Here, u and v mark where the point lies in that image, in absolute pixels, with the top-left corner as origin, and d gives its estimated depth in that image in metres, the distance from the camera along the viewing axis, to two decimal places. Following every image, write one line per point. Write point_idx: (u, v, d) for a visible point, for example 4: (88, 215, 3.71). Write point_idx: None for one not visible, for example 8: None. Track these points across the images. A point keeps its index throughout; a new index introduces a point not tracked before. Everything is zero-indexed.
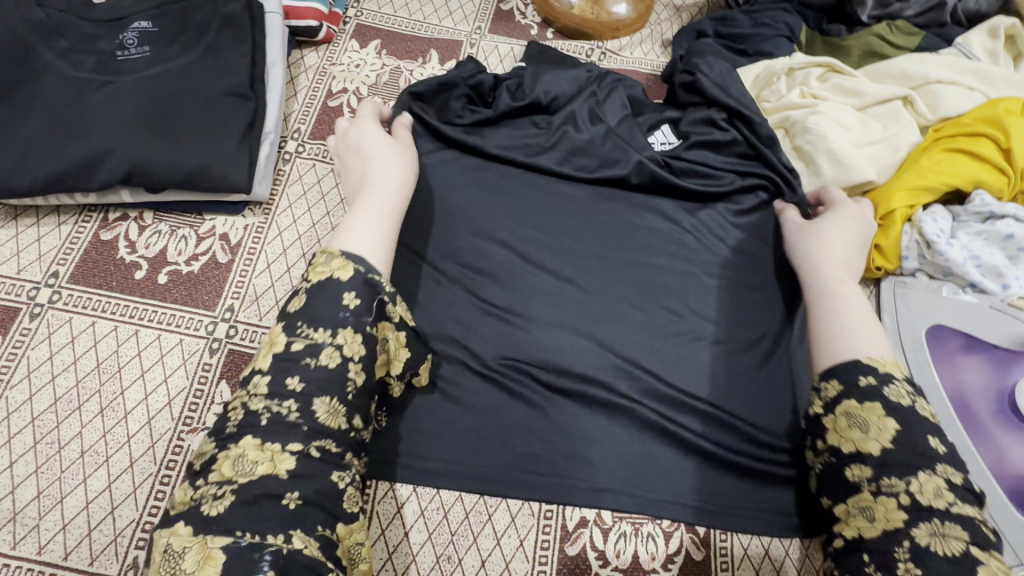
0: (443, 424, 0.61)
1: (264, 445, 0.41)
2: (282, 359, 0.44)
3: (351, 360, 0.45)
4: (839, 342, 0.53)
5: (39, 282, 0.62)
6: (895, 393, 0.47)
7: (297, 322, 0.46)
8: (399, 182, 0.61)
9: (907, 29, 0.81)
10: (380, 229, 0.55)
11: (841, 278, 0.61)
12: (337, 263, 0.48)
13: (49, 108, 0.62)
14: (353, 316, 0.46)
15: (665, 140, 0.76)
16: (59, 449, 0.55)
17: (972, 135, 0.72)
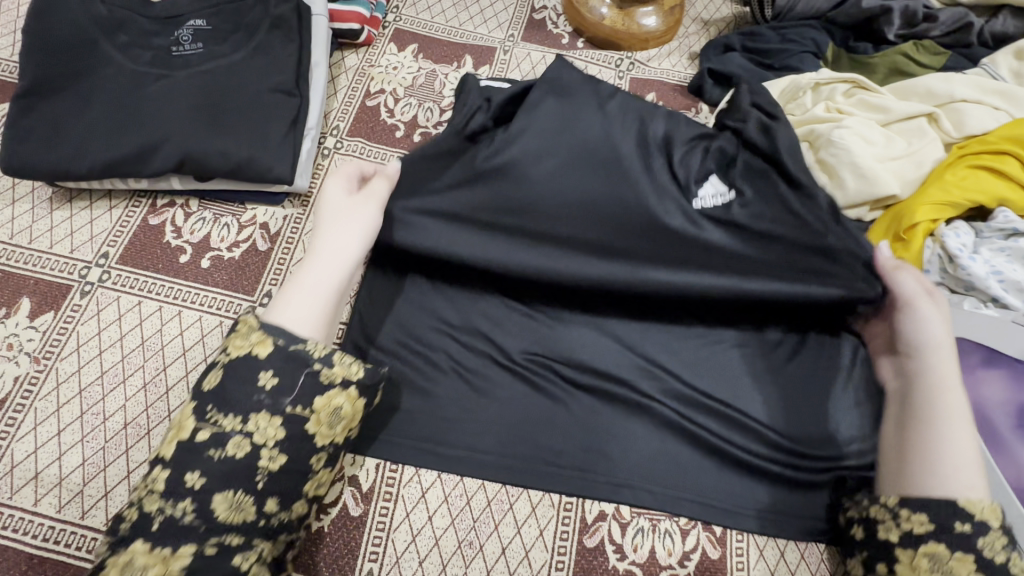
0: (469, 414, 0.62)
1: (152, 549, 0.43)
2: (186, 449, 0.45)
3: (263, 447, 0.46)
4: (937, 474, 0.49)
5: (90, 262, 0.65)
6: (989, 546, 0.46)
7: (208, 407, 0.46)
8: (348, 255, 0.56)
9: (934, 49, 0.82)
10: (314, 308, 0.52)
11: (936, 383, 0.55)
12: (256, 336, 0.48)
13: (108, 100, 0.66)
14: (269, 399, 0.46)
15: (715, 194, 0.65)
16: (103, 420, 0.58)
17: (997, 153, 0.73)
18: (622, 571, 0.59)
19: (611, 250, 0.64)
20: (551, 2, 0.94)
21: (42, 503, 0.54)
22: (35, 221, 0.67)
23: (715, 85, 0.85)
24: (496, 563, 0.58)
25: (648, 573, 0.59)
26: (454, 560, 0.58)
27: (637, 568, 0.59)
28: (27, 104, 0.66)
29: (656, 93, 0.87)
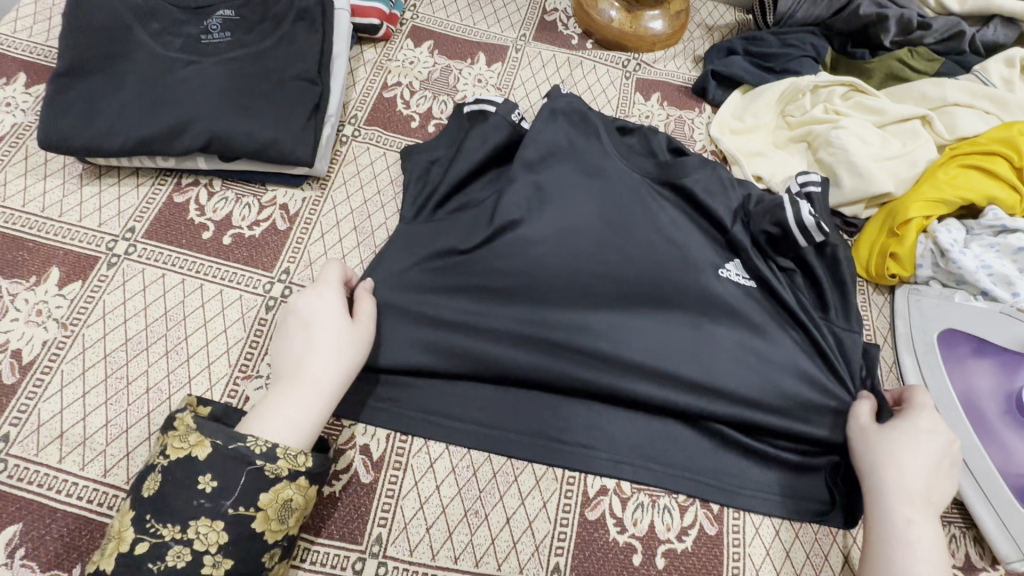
0: (477, 386, 0.64)
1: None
2: (125, 562, 0.47)
3: (208, 552, 0.48)
4: None
5: (117, 235, 0.68)
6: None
7: (147, 517, 0.48)
8: (333, 374, 0.56)
9: (926, 55, 0.86)
10: (279, 428, 0.52)
11: (911, 514, 0.56)
12: (194, 438, 0.50)
13: (140, 83, 0.69)
14: (209, 501, 0.48)
15: (739, 274, 0.71)
16: (127, 384, 0.60)
17: (987, 154, 0.76)
18: (622, 544, 0.61)
19: (581, 315, 0.66)
20: (561, 5, 0.97)
21: (66, 461, 0.56)
22: (66, 196, 0.70)
23: (718, 87, 0.89)
24: (500, 533, 0.60)
25: (647, 547, 0.61)
26: (460, 528, 0.60)
27: (636, 541, 0.61)
28: (63, 84, 0.69)
29: (662, 93, 0.91)
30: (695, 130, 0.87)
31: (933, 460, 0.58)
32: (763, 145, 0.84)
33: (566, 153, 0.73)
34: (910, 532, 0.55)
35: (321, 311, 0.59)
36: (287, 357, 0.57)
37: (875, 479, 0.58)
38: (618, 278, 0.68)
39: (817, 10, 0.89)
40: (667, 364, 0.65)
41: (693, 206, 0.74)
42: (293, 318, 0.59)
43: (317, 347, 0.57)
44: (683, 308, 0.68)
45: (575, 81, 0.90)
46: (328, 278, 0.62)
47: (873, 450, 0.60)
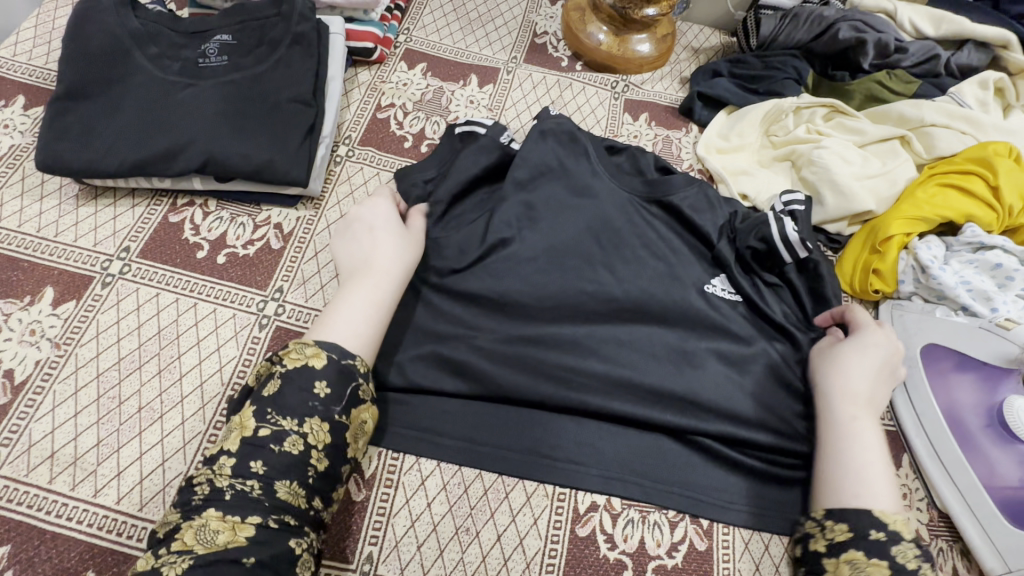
0: (468, 401, 0.65)
1: (225, 516, 0.46)
2: (249, 444, 0.49)
3: (316, 448, 0.50)
4: (855, 488, 0.55)
5: (112, 255, 0.69)
6: (901, 554, 0.50)
7: (268, 409, 0.50)
8: (399, 274, 0.63)
9: (904, 78, 0.88)
10: (366, 315, 0.59)
11: (855, 412, 0.60)
12: (311, 349, 0.53)
13: (138, 105, 0.71)
14: (321, 405, 0.51)
15: (727, 290, 0.73)
16: (119, 404, 0.60)
17: (964, 173, 0.78)
18: (613, 560, 0.61)
19: (570, 332, 0.68)
20: (551, 29, 1.00)
21: (57, 481, 0.56)
22: (62, 216, 0.71)
23: (703, 108, 0.92)
24: (491, 550, 0.60)
25: (637, 563, 0.61)
26: (451, 546, 0.60)
27: (627, 558, 0.62)
28: (61, 107, 0.70)
29: (649, 113, 0.93)
30: (682, 150, 0.90)
31: (880, 366, 0.63)
32: (748, 163, 0.86)
33: (555, 173, 0.75)
34: (853, 427, 0.59)
35: (380, 221, 0.67)
36: (352, 261, 0.64)
37: (824, 385, 0.63)
38: (607, 296, 0.69)
39: (798, 34, 0.91)
40: (655, 378, 0.66)
41: (681, 225, 0.76)
42: (358, 226, 0.67)
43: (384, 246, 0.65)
44: (670, 324, 0.70)
45: (564, 102, 0.92)
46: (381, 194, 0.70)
47: (825, 362, 0.65)
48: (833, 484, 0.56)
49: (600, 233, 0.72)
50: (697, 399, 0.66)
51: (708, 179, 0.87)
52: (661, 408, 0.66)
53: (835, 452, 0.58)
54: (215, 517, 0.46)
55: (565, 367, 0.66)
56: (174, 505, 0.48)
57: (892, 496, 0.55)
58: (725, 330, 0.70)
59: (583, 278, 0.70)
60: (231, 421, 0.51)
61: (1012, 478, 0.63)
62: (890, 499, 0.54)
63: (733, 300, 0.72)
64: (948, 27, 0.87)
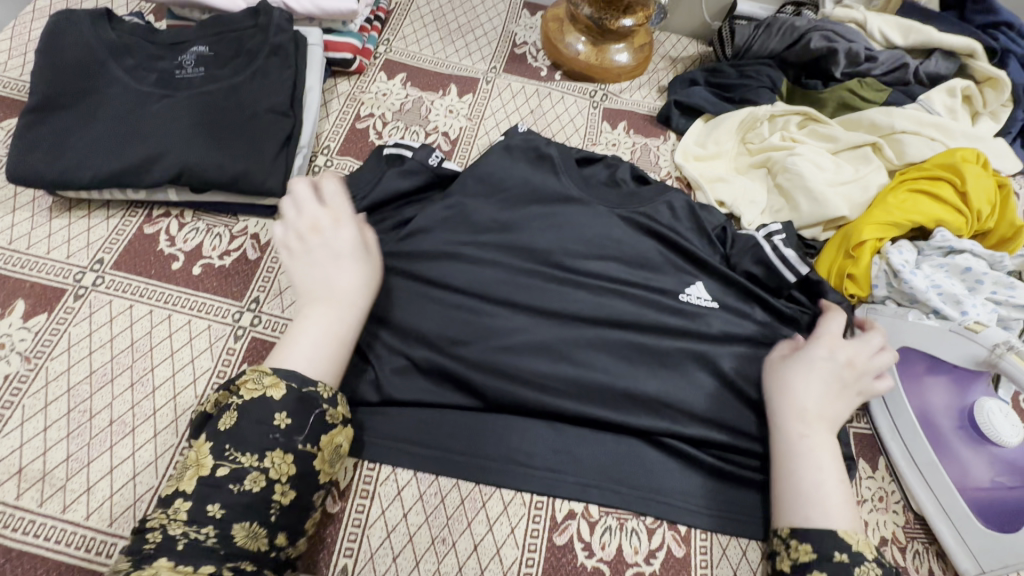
0: (445, 409, 0.65)
1: (177, 565, 0.43)
2: (206, 484, 0.47)
3: (278, 482, 0.49)
4: (812, 510, 0.56)
5: (85, 267, 0.68)
6: (863, 573, 0.51)
7: (225, 445, 0.49)
8: (362, 304, 0.61)
9: (875, 86, 0.89)
10: (325, 351, 0.56)
11: (804, 430, 0.60)
12: (268, 379, 0.51)
13: (111, 116, 0.71)
14: (284, 437, 0.50)
15: (699, 297, 0.74)
16: (89, 418, 0.60)
17: (933, 179, 0.80)
18: (590, 568, 0.61)
19: (546, 340, 0.68)
20: (530, 39, 1.02)
21: (24, 497, 0.55)
22: (35, 228, 0.70)
23: (681, 116, 0.93)
24: (468, 560, 0.60)
25: (615, 571, 0.61)
26: (427, 556, 0.60)
27: (604, 566, 0.61)
28: (32, 119, 0.70)
29: (628, 122, 0.94)
30: (660, 157, 0.91)
31: (829, 380, 0.63)
32: (725, 170, 0.88)
33: (531, 192, 0.78)
34: (802, 445, 0.59)
35: (343, 244, 0.63)
36: (308, 287, 0.61)
37: (773, 404, 0.63)
38: (583, 308, 0.71)
39: (771, 43, 0.93)
40: (631, 383, 0.67)
41: (657, 233, 0.77)
42: (317, 249, 0.62)
43: (345, 274, 0.62)
44: (645, 330, 0.71)
45: (543, 111, 0.93)
46: (344, 209, 0.66)
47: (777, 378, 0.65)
48: (788, 506, 0.57)
49: (575, 245, 0.75)
50: (673, 405, 0.66)
51: (686, 186, 0.89)
52: (638, 415, 0.66)
53: (790, 472, 0.58)
54: (166, 566, 0.43)
55: (541, 374, 0.66)
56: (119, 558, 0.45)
57: (849, 512, 0.56)
58: (700, 336, 0.71)
59: (558, 290, 0.72)
60: (185, 460, 0.49)
61: (983, 479, 0.64)
62: (843, 519, 0.55)
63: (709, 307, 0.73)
64: (915, 37, 0.88)
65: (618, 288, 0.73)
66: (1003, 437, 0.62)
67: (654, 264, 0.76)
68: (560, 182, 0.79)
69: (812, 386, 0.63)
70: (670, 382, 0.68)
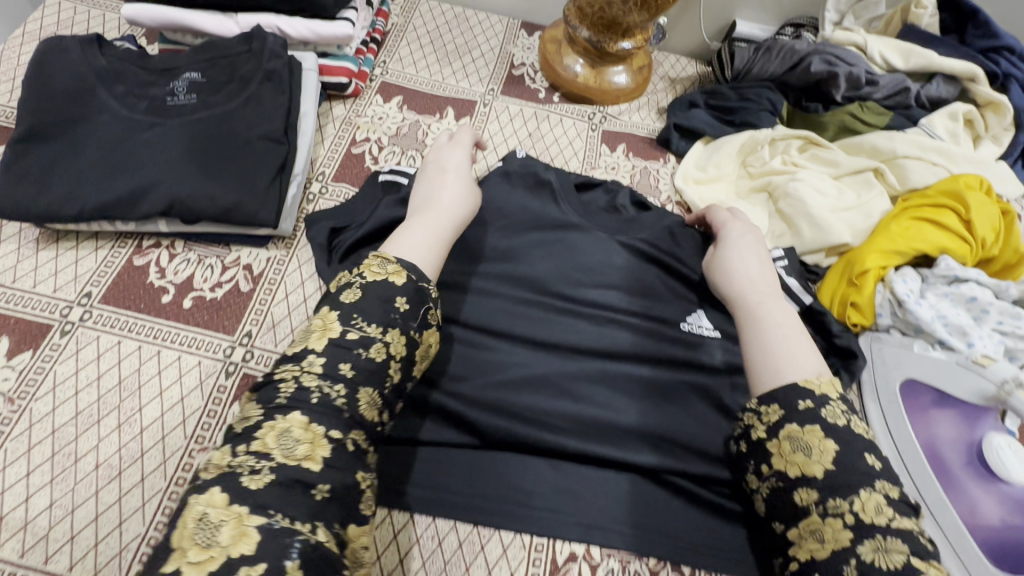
0: (443, 447, 0.64)
1: (309, 425, 0.45)
2: (336, 345, 0.49)
3: (392, 359, 0.51)
4: (783, 364, 0.55)
5: (72, 301, 0.66)
6: (831, 413, 0.51)
7: (353, 314, 0.51)
8: (460, 217, 0.66)
9: (876, 109, 0.88)
10: (428, 245, 0.61)
11: (760, 298, 0.64)
12: (391, 267, 0.55)
13: (102, 146, 0.69)
14: (401, 318, 0.53)
15: (701, 326, 0.73)
16: (75, 461, 0.58)
17: (936, 206, 0.78)
18: None
19: (546, 375, 0.67)
20: (528, 60, 1.01)
21: (5, 548, 0.53)
22: (20, 261, 0.68)
23: (680, 139, 0.92)
24: None
25: None
26: None
27: None
28: (20, 149, 0.68)
29: (627, 144, 0.93)
30: (660, 181, 0.90)
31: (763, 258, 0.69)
32: (726, 195, 0.87)
33: (530, 221, 0.77)
34: (761, 313, 0.62)
35: (453, 167, 0.71)
36: (419, 198, 0.68)
37: (727, 289, 0.67)
38: (582, 342, 0.70)
39: (771, 65, 0.92)
40: (631, 418, 0.66)
41: (658, 263, 0.76)
42: (435, 168, 0.71)
43: (450, 187, 0.68)
44: (645, 362, 0.70)
45: (541, 134, 0.92)
46: (462, 143, 0.75)
47: (727, 263, 0.69)
48: (757, 369, 0.57)
49: (575, 276, 0.74)
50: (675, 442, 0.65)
51: (686, 211, 0.87)
52: (639, 452, 0.65)
53: (758, 337, 0.59)
54: (299, 425, 0.45)
55: (538, 410, 0.65)
56: (251, 404, 0.47)
57: (816, 364, 0.56)
58: (703, 370, 0.70)
59: (558, 322, 0.71)
60: (311, 323, 0.52)
61: (994, 517, 0.62)
62: (810, 364, 0.55)
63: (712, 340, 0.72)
64: (917, 59, 0.87)
65: (617, 319, 0.72)
66: (1012, 474, 0.61)
67: (655, 293, 0.74)
68: (560, 209, 0.77)
69: (751, 267, 0.68)
70: (671, 418, 0.67)
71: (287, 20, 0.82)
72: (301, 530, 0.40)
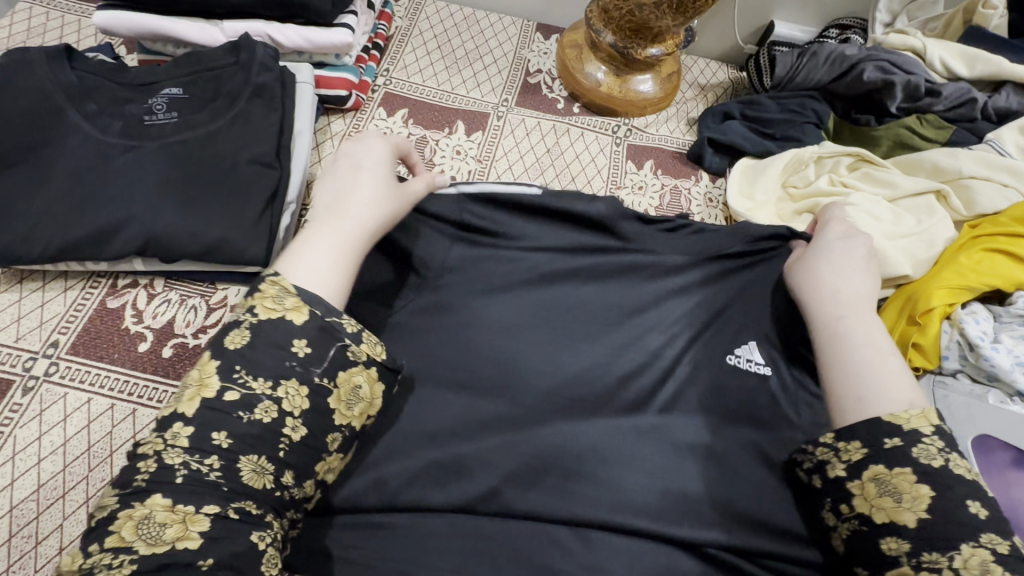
0: (436, 514, 0.50)
1: (174, 506, 0.39)
2: (210, 409, 0.41)
3: (291, 415, 0.43)
4: (863, 397, 0.50)
5: (37, 352, 0.59)
6: (923, 453, 0.45)
7: (236, 366, 0.43)
8: (373, 223, 0.54)
9: (937, 123, 0.79)
10: (334, 264, 0.49)
11: (839, 312, 0.57)
12: (291, 301, 0.45)
13: (67, 175, 0.61)
14: (300, 366, 0.44)
15: (750, 361, 0.59)
16: (35, 545, 0.50)
17: (1011, 235, 0.69)
18: None
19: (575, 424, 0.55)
20: (544, 66, 0.92)
21: None
22: None
23: (715, 154, 0.83)
24: None
25: None
26: None
27: None
28: None
29: (655, 160, 0.84)
30: (692, 203, 0.81)
31: (845, 261, 0.61)
32: (770, 220, 0.77)
33: None
34: (840, 330, 0.55)
35: (369, 159, 0.58)
36: (321, 199, 0.55)
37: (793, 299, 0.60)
38: (617, 379, 0.57)
39: (818, 73, 0.83)
40: (676, 475, 0.53)
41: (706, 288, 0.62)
42: (345, 166, 0.58)
43: (363, 185, 0.56)
44: (690, 408, 0.56)
45: (561, 150, 0.83)
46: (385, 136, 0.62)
47: (794, 272, 0.62)
48: (838, 397, 0.52)
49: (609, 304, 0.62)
50: (735, 509, 0.52)
51: None
52: (690, 522, 0.51)
53: (834, 360, 0.54)
54: (162, 507, 0.39)
55: (564, 470, 0.52)
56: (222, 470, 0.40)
57: (909, 395, 0.50)
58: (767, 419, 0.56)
59: (588, 363, 0.57)
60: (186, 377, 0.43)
61: None
62: (906, 394, 0.50)
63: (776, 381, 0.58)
64: (983, 67, 0.79)
65: (661, 351, 0.59)
66: None
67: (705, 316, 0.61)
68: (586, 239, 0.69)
69: (834, 269, 0.60)
70: (730, 480, 0.53)
71: (278, 26, 0.73)
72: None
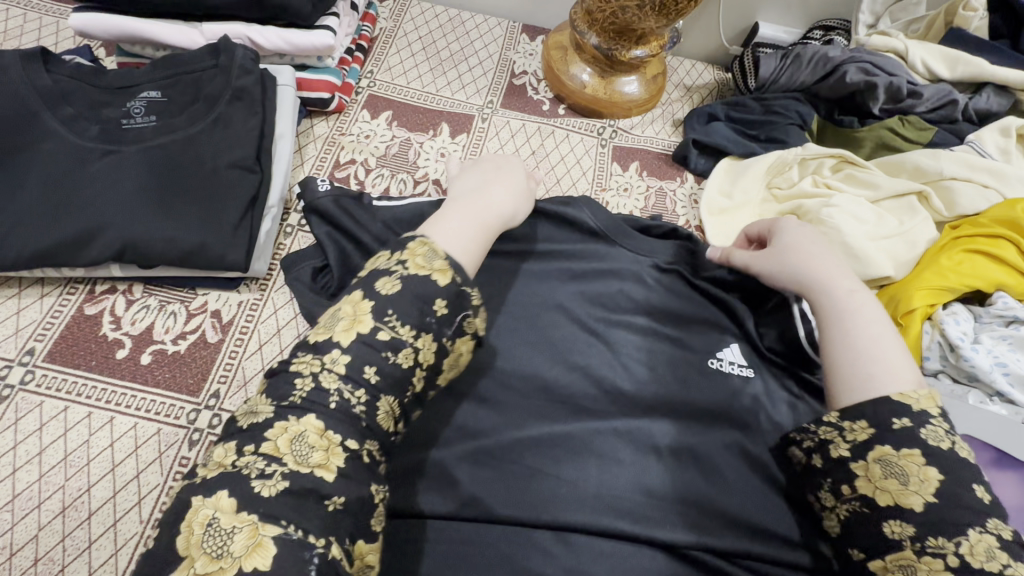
0: (410, 518, 0.49)
1: (325, 432, 0.38)
2: (364, 345, 0.42)
3: (420, 367, 0.43)
4: (875, 372, 0.48)
5: (12, 359, 0.58)
6: (932, 435, 0.43)
7: (386, 309, 0.43)
8: (506, 216, 0.57)
9: (920, 124, 0.80)
10: (474, 239, 0.51)
11: (851, 286, 0.55)
12: (438, 263, 0.45)
13: (43, 180, 0.61)
14: (437, 323, 0.44)
15: (735, 360, 0.59)
16: (10, 556, 0.50)
17: (992, 236, 0.70)
18: None
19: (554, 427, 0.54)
20: (530, 68, 0.91)
21: None
22: None
23: (699, 156, 0.83)
24: None
25: None
26: None
27: None
28: None
29: (640, 162, 0.84)
30: (678, 204, 0.81)
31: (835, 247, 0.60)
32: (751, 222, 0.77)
33: None
34: (851, 304, 0.53)
35: (506, 166, 0.62)
36: (463, 187, 0.59)
37: (805, 272, 0.57)
38: (598, 381, 0.57)
39: (800, 75, 0.83)
40: (655, 479, 0.52)
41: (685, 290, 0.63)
42: (490, 166, 0.62)
43: (504, 184, 0.60)
44: (670, 409, 0.56)
45: (547, 153, 0.83)
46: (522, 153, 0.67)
47: (794, 250, 0.59)
48: (847, 372, 0.49)
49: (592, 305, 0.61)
50: (718, 511, 0.51)
51: None
52: (673, 524, 0.50)
53: (847, 336, 0.51)
54: (314, 428, 0.38)
55: (543, 472, 0.52)
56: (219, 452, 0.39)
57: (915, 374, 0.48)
58: (748, 419, 0.55)
59: (566, 366, 0.57)
60: (338, 310, 0.44)
61: None
62: (912, 372, 0.48)
63: (756, 382, 0.58)
64: (964, 68, 0.79)
65: (640, 353, 0.59)
66: None
67: (681, 313, 0.62)
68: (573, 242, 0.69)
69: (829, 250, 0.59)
70: (710, 481, 0.52)
71: (259, 29, 0.73)
72: (318, 544, 0.35)
